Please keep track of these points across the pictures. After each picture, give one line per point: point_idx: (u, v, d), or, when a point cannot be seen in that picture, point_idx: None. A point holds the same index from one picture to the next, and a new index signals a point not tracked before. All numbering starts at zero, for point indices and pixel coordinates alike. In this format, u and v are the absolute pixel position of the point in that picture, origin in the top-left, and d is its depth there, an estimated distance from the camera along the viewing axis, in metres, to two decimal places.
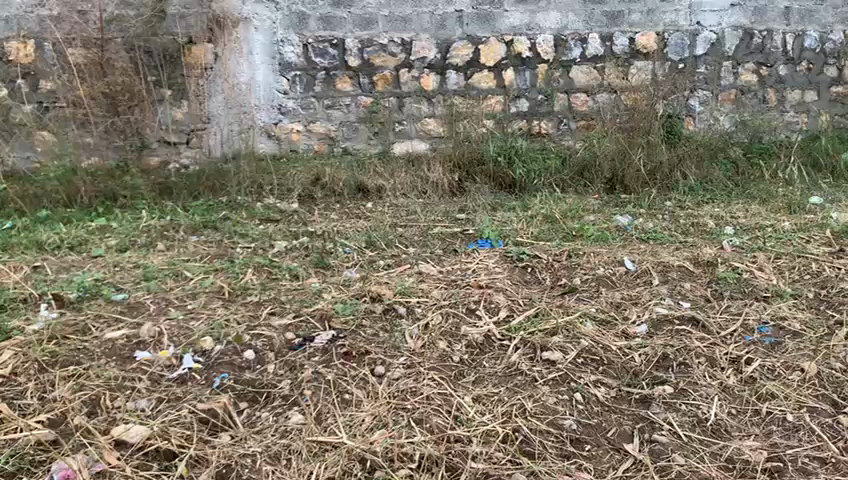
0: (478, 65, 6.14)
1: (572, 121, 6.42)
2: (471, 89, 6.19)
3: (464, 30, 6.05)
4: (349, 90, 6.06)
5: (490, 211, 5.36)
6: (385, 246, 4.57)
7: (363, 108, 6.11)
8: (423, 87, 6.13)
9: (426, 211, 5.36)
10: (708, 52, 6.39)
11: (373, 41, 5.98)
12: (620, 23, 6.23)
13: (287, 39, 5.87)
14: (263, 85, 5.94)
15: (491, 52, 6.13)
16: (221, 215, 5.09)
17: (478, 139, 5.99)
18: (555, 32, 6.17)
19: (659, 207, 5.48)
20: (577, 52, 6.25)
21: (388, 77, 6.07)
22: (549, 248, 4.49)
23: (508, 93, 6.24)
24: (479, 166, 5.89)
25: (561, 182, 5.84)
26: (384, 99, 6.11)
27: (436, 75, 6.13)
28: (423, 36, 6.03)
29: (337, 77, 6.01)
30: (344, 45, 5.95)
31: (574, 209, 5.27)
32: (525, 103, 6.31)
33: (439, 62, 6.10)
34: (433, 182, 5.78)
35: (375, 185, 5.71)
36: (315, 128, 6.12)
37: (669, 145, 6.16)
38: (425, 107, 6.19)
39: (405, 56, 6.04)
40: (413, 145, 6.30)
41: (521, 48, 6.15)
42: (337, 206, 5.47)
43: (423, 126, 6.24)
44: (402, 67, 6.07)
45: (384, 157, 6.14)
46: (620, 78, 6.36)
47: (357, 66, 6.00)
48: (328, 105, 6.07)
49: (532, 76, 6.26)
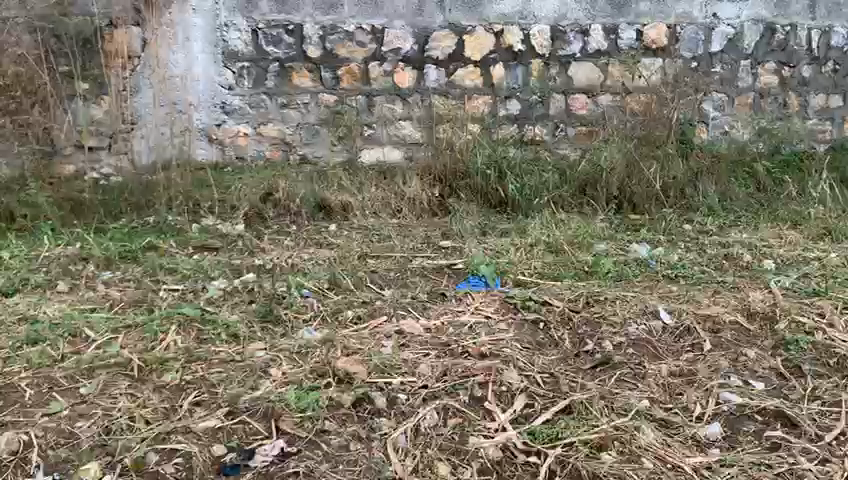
0: (462, 60, 5.20)
1: (570, 127, 5.47)
2: (454, 87, 5.24)
3: (446, 17, 5.11)
4: (308, 86, 5.05)
5: (479, 237, 4.43)
6: (352, 288, 3.60)
7: (325, 108, 5.10)
8: (397, 85, 5.16)
9: (403, 237, 4.39)
10: (725, 49, 5.54)
11: (338, 28, 4.99)
12: (627, 13, 5.35)
13: (233, 24, 4.86)
14: (203, 78, 4.90)
15: (478, 44, 5.19)
16: (145, 242, 4.08)
17: (463, 147, 5.03)
18: (552, 22, 5.26)
19: (680, 232, 4.63)
20: (578, 47, 5.34)
21: (355, 71, 5.08)
22: (561, 293, 3.55)
23: (497, 94, 5.30)
24: (463, 179, 4.97)
25: (561, 200, 4.89)
26: (350, 97, 5.12)
27: (412, 70, 5.16)
28: (398, 23, 5.07)
29: (294, 70, 5.00)
30: (302, 32, 4.95)
31: (581, 236, 4.37)
32: (517, 104, 5.36)
33: (417, 55, 5.14)
34: (410, 198, 4.84)
35: (339, 203, 4.72)
36: (267, 131, 5.08)
37: (682, 155, 5.29)
38: (400, 109, 5.20)
39: (375, 47, 5.07)
40: (386, 153, 5.28)
41: (512, 40, 5.22)
42: (290, 233, 4.43)
43: (398, 132, 5.24)
44: (372, 60, 5.09)
45: (351, 168, 5.12)
46: (626, 77, 5.45)
47: (318, 57, 5.01)
48: (283, 104, 5.05)
49: (525, 74, 5.32)
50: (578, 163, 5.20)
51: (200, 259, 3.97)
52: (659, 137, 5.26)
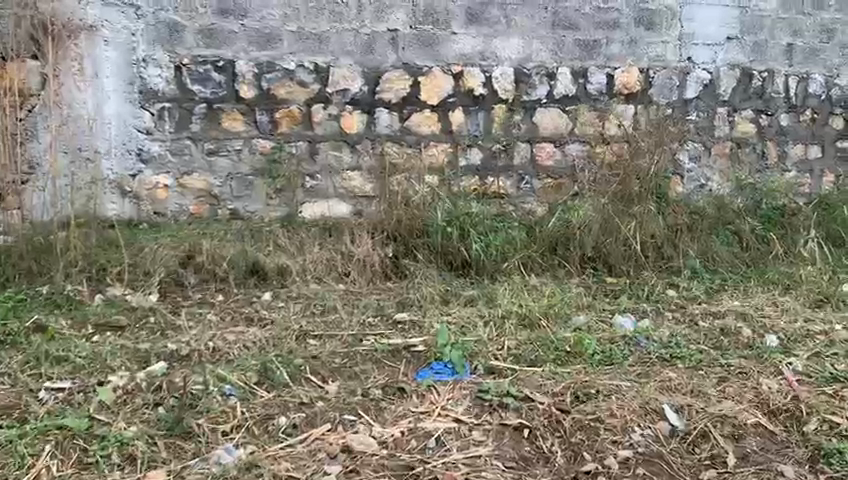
0: (416, 103, 4.63)
1: (536, 179, 4.91)
2: (408, 133, 4.66)
3: (399, 56, 4.56)
4: (241, 131, 4.39)
5: (440, 308, 3.78)
6: (288, 382, 2.90)
7: (259, 156, 4.44)
8: (343, 130, 4.54)
9: (350, 308, 3.73)
10: (700, 95, 5.12)
11: (276, 65, 4.38)
12: (596, 56, 4.89)
13: (152, 58, 4.19)
14: (115, 120, 4.18)
15: (434, 86, 4.63)
16: (30, 321, 3.31)
17: (420, 201, 4.41)
18: (515, 64, 4.75)
19: (666, 300, 4.09)
20: (544, 91, 4.82)
21: (296, 114, 4.45)
22: (544, 385, 2.91)
23: (455, 141, 4.73)
24: (420, 238, 4.31)
25: (530, 262, 4.32)
26: (290, 144, 4.46)
27: (361, 114, 4.55)
28: (345, 61, 4.48)
29: (224, 112, 4.34)
30: (234, 69, 4.31)
31: (558, 307, 3.77)
32: (478, 154, 4.78)
33: (366, 97, 4.54)
34: (359, 259, 4.18)
35: (273, 268, 4.02)
36: (191, 182, 4.37)
37: (659, 207, 4.71)
38: (347, 157, 4.57)
39: (319, 88, 4.46)
40: (332, 206, 4.59)
41: (473, 82, 4.69)
42: (215, 305, 3.71)
43: (344, 183, 4.59)
44: (315, 102, 4.47)
45: (291, 224, 4.42)
46: (596, 125, 4.96)
47: (253, 98, 4.37)
48: (211, 150, 4.36)
49: (487, 120, 4.77)
50: (547, 218, 4.65)
51: (98, 344, 3.21)
52: (639, 191, 4.67)
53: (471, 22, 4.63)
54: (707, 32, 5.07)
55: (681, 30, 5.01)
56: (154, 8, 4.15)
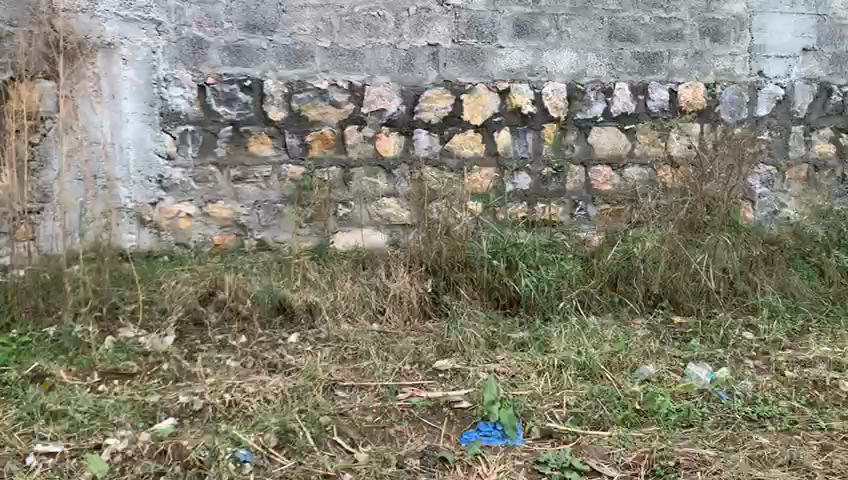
0: (459, 124, 4.24)
1: (590, 205, 4.47)
2: (451, 156, 4.27)
3: (440, 73, 4.18)
4: (269, 155, 4.04)
5: (487, 354, 3.35)
6: (311, 449, 2.52)
7: (289, 182, 4.08)
8: (379, 154, 4.17)
9: (386, 353, 3.31)
10: (773, 112, 4.63)
11: (307, 84, 4.03)
12: (657, 70, 4.45)
13: (174, 78, 3.88)
14: (134, 145, 3.88)
15: (478, 105, 4.24)
16: (31, 370, 2.99)
17: (465, 231, 3.97)
18: (568, 80, 4.34)
19: (744, 345, 3.58)
20: (600, 110, 4.39)
21: (328, 137, 4.09)
22: (612, 453, 2.56)
23: (501, 165, 4.33)
24: (464, 272, 3.87)
25: (585, 299, 3.87)
26: (322, 169, 4.10)
27: (399, 136, 4.18)
28: (381, 79, 4.12)
29: (251, 134, 4.01)
30: (261, 88, 3.98)
31: (620, 354, 3.31)
32: (527, 178, 4.37)
33: (405, 118, 4.17)
34: (395, 296, 3.77)
35: (301, 305, 3.62)
36: (215, 211, 4.04)
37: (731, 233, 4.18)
38: (383, 182, 4.20)
39: (353, 108, 4.10)
40: (367, 235, 4.22)
41: (522, 100, 4.28)
42: (235, 349, 3.34)
43: (380, 210, 4.22)
44: (349, 123, 4.11)
45: (323, 255, 4.03)
46: (657, 146, 4.51)
47: (282, 120, 4.03)
48: (237, 176, 4.02)
49: (536, 141, 4.35)
50: (604, 249, 4.19)
51: (102, 396, 2.85)
52: (713, 220, 4.18)
53: (519, 35, 4.23)
54: (780, 42, 4.59)
55: (751, 41, 4.54)
56: (177, 23, 3.85)
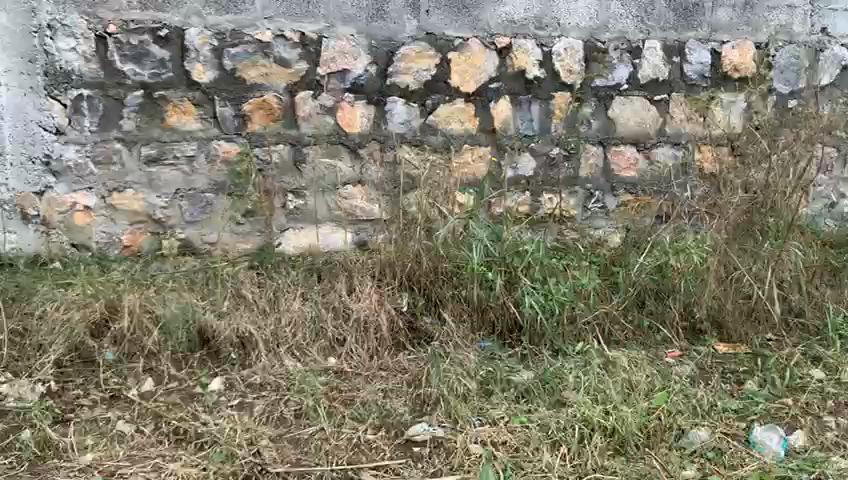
0: (445, 91, 3.29)
1: (609, 195, 3.56)
2: (434, 132, 3.31)
3: (421, 23, 3.21)
4: (194, 129, 3.07)
5: (478, 412, 2.46)
6: None
7: (221, 165, 3.12)
8: (340, 128, 3.21)
9: (340, 408, 2.43)
10: (836, 81, 3.70)
11: (245, 36, 3.05)
12: (697, 26, 3.50)
13: (62, 24, 2.87)
14: (9, 114, 2.89)
15: (469, 67, 3.28)
16: None
17: (447, 237, 3.02)
18: (586, 35, 3.39)
19: (820, 391, 2.71)
20: (624, 75, 3.46)
21: (273, 106, 3.12)
22: None
23: (498, 144, 3.39)
24: (452, 287, 2.98)
25: (606, 325, 3.00)
26: (266, 148, 3.14)
27: (367, 105, 3.22)
28: (344, 30, 3.14)
29: (169, 102, 3.03)
30: (182, 40, 2.99)
31: (659, 413, 2.43)
32: (531, 161, 3.44)
33: (374, 81, 3.21)
34: (359, 320, 2.85)
35: (229, 338, 2.70)
36: (123, 202, 3.07)
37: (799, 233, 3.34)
38: (346, 166, 3.25)
39: (307, 68, 3.13)
40: (325, 234, 3.28)
41: (526, 62, 3.33)
42: (132, 405, 2.42)
43: (343, 202, 3.28)
44: (302, 88, 3.14)
45: (269, 260, 3.13)
46: (695, 121, 3.57)
47: (211, 83, 3.06)
48: (151, 157, 3.05)
49: (543, 114, 3.41)
50: (632, 253, 3.29)
51: None
52: (776, 223, 3.19)
53: None
54: None
55: None
56: None
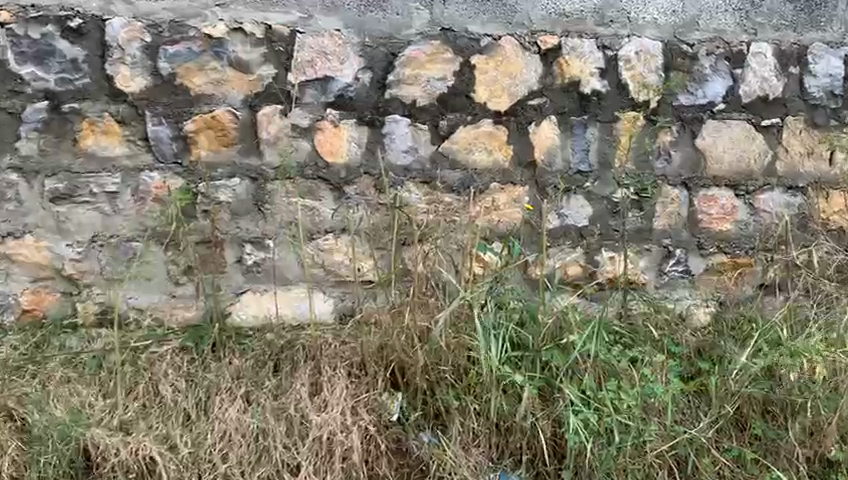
0: (466, 108, 2.38)
1: (694, 256, 2.58)
2: (450, 166, 2.41)
3: (435, 14, 2.32)
4: (117, 155, 2.25)
5: None
6: None
7: (154, 205, 2.28)
8: (319, 157, 2.34)
9: None
10: None
11: (188, 29, 2.22)
12: (824, 24, 2.51)
13: None
14: None
15: (500, 76, 2.37)
16: None
17: (451, 319, 2.10)
18: (666, 35, 2.45)
19: None
20: (719, 90, 2.49)
21: (226, 125, 2.27)
22: None
23: (540, 182, 2.45)
24: (461, 398, 2.04)
25: (689, 456, 2.01)
26: (217, 182, 2.29)
27: (358, 126, 2.34)
28: (326, 23, 2.27)
29: (84, 117, 2.22)
30: (102, 33, 2.18)
31: None
32: (587, 206, 2.48)
33: (368, 94, 2.33)
34: (317, 439, 1.97)
35: (120, 465, 1.87)
36: (22, 252, 2.26)
37: None
38: (326, 208, 2.36)
39: (274, 75, 2.28)
40: (289, 300, 2.39)
41: (580, 71, 2.40)
42: None
43: (322, 258, 2.39)
44: (266, 102, 2.29)
45: (220, 329, 2.26)
46: (819, 157, 2.56)
47: (142, 93, 2.23)
48: (58, 192, 2.24)
49: (604, 142, 2.45)
50: (733, 349, 2.33)
51: None
52: None
53: None
54: None
55: None
56: None
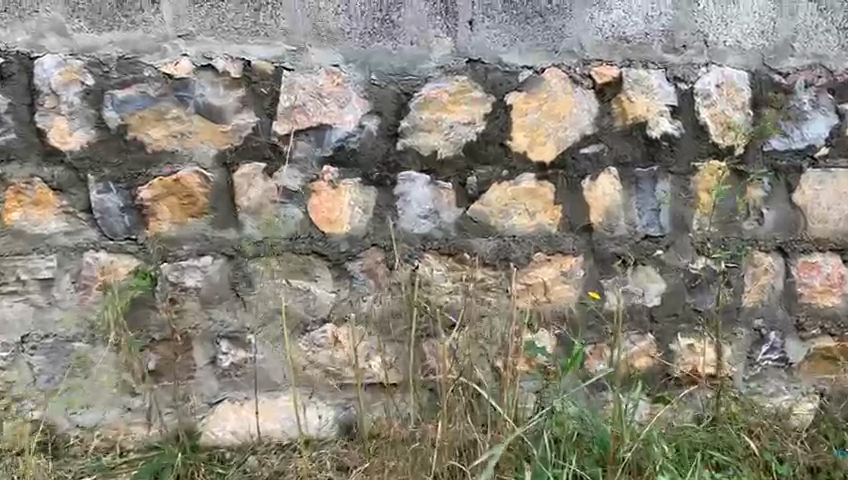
0: (501, 160, 1.85)
1: (792, 340, 2.02)
2: (482, 233, 1.87)
3: (461, 43, 1.81)
4: (53, 231, 1.74)
5: None
6: None
7: (101, 294, 1.76)
8: (314, 227, 1.81)
9: None
10: None
11: (142, 67, 1.72)
12: None
13: None
14: None
15: (544, 120, 1.85)
16: None
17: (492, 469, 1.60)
18: (753, 63, 1.93)
19: None
20: (822, 130, 1.96)
21: (193, 189, 1.76)
22: None
23: (597, 250, 1.91)
24: None
25: None
26: (181, 263, 1.77)
27: (363, 186, 1.82)
28: (321, 57, 1.77)
29: (9, 184, 1.71)
30: (30, 76, 1.68)
31: None
32: (657, 281, 1.95)
33: (376, 145, 1.81)
34: None
35: None
36: None
37: None
38: (323, 291, 1.82)
39: (255, 124, 1.76)
40: (275, 410, 1.85)
41: (647, 110, 1.88)
42: None
43: (319, 357, 1.84)
44: (245, 158, 1.78)
45: (184, 458, 1.77)
46: None
47: (83, 150, 1.72)
48: None
49: (678, 200, 1.94)
50: None
51: None
52: None
53: None
54: None
55: None
56: None
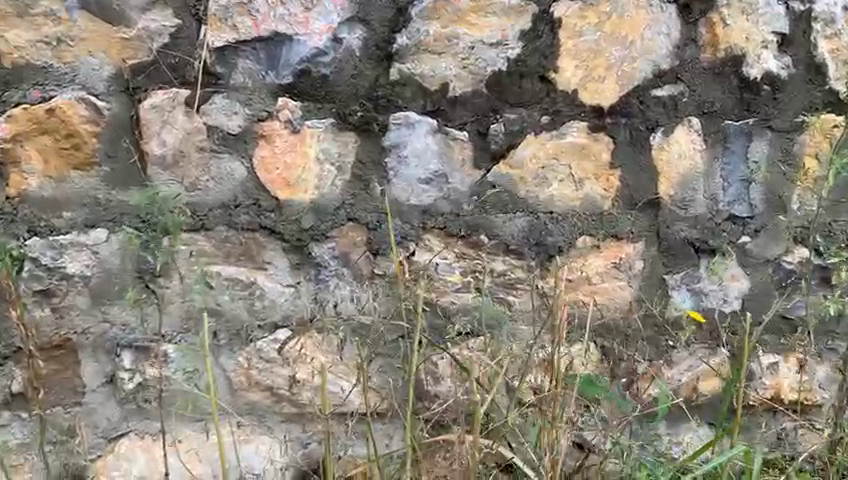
0: (540, 100, 1.28)
1: None
2: (506, 207, 1.30)
3: None
4: None
5: None
6: None
7: None
8: (265, 191, 1.22)
9: None
10: None
11: None
12: None
13: None
14: None
15: (603, 44, 1.28)
16: None
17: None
18: None
19: None
20: None
21: (76, 127, 1.16)
22: None
23: (664, 236, 1.36)
24: None
25: None
26: (59, 238, 1.17)
27: (338, 132, 1.24)
28: None
29: None
30: None
31: None
32: (739, 280, 1.39)
33: (358, 71, 1.23)
34: None
35: None
36: None
37: None
38: (277, 285, 1.25)
39: (175, 28, 1.17)
40: (202, 452, 1.27)
41: (746, 37, 1.32)
42: None
43: (269, 378, 1.27)
44: (157, 81, 1.18)
45: None
46: None
47: None
48: None
49: (775, 169, 1.37)
50: None
51: None
52: None
53: None
54: None
55: None
56: None
